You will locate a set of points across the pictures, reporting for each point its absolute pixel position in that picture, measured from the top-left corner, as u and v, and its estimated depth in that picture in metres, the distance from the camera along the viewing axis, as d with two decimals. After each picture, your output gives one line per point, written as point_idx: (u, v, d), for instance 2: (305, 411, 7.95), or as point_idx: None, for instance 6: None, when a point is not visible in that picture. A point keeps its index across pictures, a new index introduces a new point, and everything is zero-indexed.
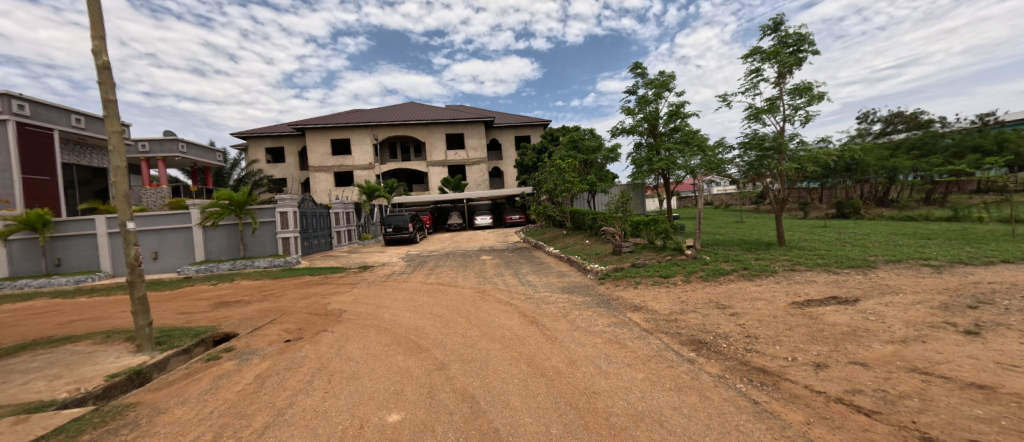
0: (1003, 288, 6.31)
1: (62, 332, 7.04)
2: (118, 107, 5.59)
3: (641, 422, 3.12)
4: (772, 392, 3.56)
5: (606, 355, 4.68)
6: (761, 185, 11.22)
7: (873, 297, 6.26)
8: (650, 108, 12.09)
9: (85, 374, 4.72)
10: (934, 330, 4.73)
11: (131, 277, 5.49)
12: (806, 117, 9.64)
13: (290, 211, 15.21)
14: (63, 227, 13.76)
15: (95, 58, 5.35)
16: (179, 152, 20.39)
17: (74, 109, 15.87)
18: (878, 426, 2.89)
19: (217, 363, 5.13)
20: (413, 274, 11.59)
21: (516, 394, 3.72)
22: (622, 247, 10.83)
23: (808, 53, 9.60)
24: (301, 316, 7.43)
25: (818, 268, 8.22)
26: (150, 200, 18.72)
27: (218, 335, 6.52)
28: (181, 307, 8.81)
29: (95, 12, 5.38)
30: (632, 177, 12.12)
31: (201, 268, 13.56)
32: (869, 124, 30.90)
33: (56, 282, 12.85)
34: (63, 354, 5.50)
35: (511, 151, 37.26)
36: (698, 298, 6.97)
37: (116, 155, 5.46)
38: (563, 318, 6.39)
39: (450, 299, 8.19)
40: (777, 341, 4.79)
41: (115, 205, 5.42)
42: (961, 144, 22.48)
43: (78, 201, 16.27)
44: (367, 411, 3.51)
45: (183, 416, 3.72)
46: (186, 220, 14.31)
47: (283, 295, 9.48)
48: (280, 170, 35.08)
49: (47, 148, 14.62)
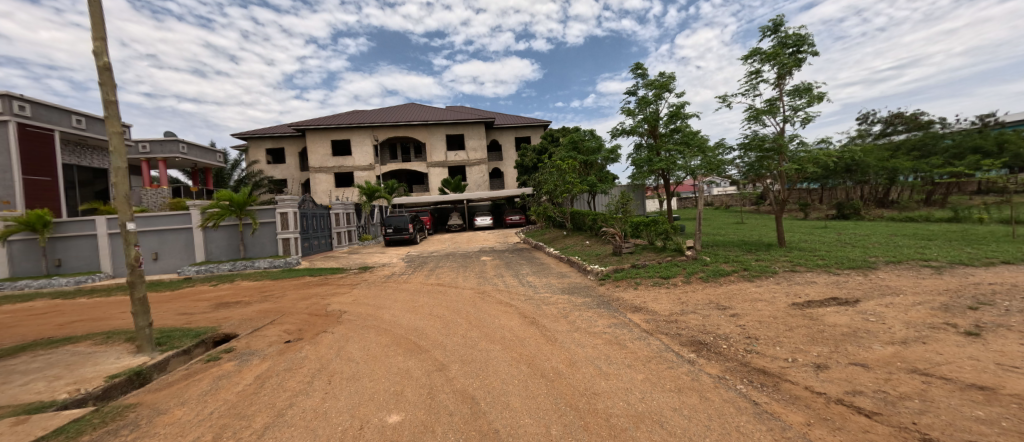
0: (1003, 289, 6.31)
1: (62, 333, 7.04)
2: (119, 108, 5.60)
3: (641, 424, 3.11)
4: (773, 393, 3.55)
5: (606, 356, 4.67)
6: (762, 186, 11.22)
7: (874, 298, 6.25)
8: (650, 109, 12.11)
9: (84, 375, 4.71)
10: (934, 331, 4.73)
11: (131, 278, 5.49)
12: (806, 118, 9.67)
13: (290, 211, 15.21)
14: (63, 228, 13.76)
15: (95, 59, 5.36)
16: (180, 153, 20.41)
17: (75, 110, 15.89)
18: (879, 427, 2.89)
19: (217, 364, 5.13)
20: (413, 275, 11.58)
21: (516, 395, 3.71)
22: (622, 248, 10.82)
23: (807, 54, 9.62)
24: (301, 317, 7.43)
25: (818, 269, 8.22)
26: (151, 201, 18.74)
27: (217, 336, 6.52)
28: (181, 308, 8.81)
29: (96, 13, 5.39)
30: (632, 178, 12.12)
31: (201, 269, 13.56)
32: (869, 125, 30.91)
33: (56, 283, 12.85)
34: (63, 355, 5.51)
35: (512, 152, 37.28)
36: (698, 299, 6.97)
37: (116, 156, 5.46)
38: (563, 319, 6.39)
39: (450, 299, 8.19)
40: (777, 342, 4.78)
41: (115, 206, 5.42)
42: (961, 145, 22.47)
43: (79, 202, 16.29)
44: (367, 412, 3.51)
45: (183, 417, 3.72)
46: (187, 221, 14.32)
47: (283, 296, 9.47)
48: (280, 171, 35.10)
49: (48, 149, 14.63)
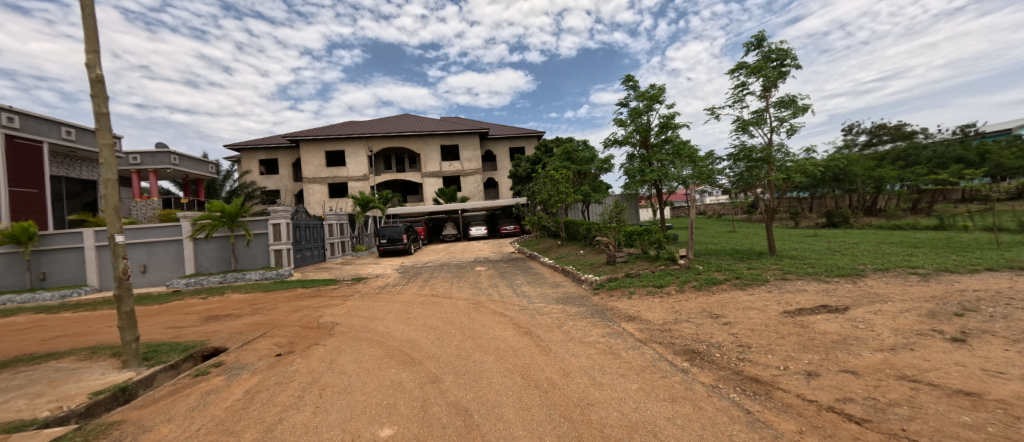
0: (988, 295, 6.42)
1: (45, 348, 6.90)
2: (111, 120, 5.57)
3: (635, 434, 3.10)
4: (766, 401, 3.57)
5: (601, 366, 4.69)
6: (753, 195, 11.34)
7: (863, 306, 6.32)
8: (642, 119, 12.20)
9: (68, 392, 4.59)
10: (922, 337, 4.80)
11: (119, 291, 5.41)
12: (791, 128, 9.89)
13: (283, 223, 15.10)
14: (49, 241, 13.53)
15: (88, 72, 5.36)
16: (172, 164, 20.23)
17: (65, 121, 15.75)
18: (869, 434, 2.92)
19: (205, 379, 5.04)
20: (407, 286, 11.47)
21: (510, 407, 3.69)
22: (616, 257, 10.87)
23: (790, 68, 9.86)
24: (292, 330, 7.31)
25: (808, 277, 8.33)
26: (140, 212, 18.58)
27: (206, 350, 6.41)
28: (170, 322, 8.66)
29: (90, 27, 5.41)
30: (625, 187, 12.22)
31: (190, 282, 13.35)
32: (854, 135, 31.55)
33: (40, 297, 12.56)
34: (45, 371, 5.38)
35: (505, 162, 37.62)
36: (692, 308, 6.99)
37: (107, 168, 5.42)
38: (557, 329, 6.36)
39: (444, 311, 8.12)
40: (769, 350, 4.81)
41: (104, 218, 5.36)
42: (944, 155, 23.07)
43: (67, 214, 16.09)
44: (359, 427, 3.46)
45: (170, 434, 3.65)
46: (177, 233, 14.14)
47: (274, 309, 9.34)
48: (273, 182, 34.98)
49: (36, 161, 14.48)
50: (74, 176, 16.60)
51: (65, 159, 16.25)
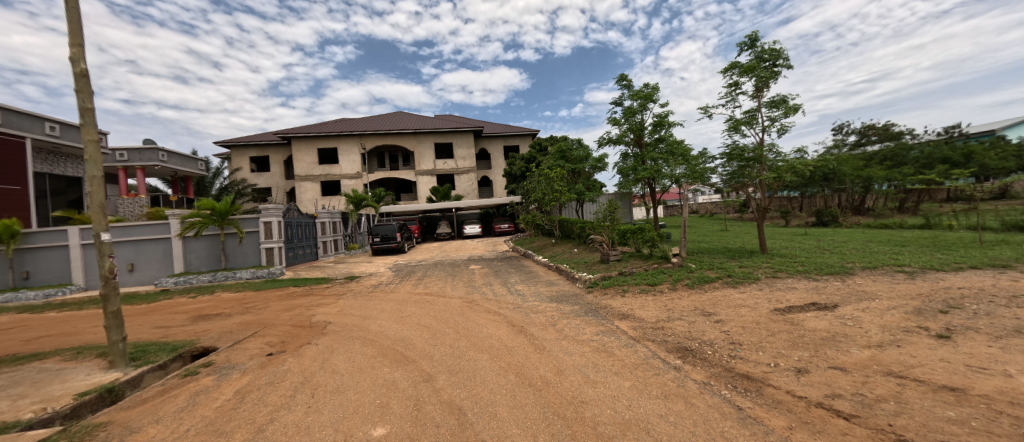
0: (971, 292, 6.56)
1: (30, 349, 6.77)
2: (96, 115, 5.45)
3: (628, 431, 3.13)
4: (757, 398, 3.62)
5: (594, 364, 4.69)
6: (744, 194, 11.45)
7: (852, 303, 6.42)
8: (636, 118, 12.26)
9: (51, 393, 4.50)
10: (909, 334, 4.90)
11: (105, 291, 5.30)
12: (782, 128, 10.00)
13: (274, 221, 14.91)
14: (32, 239, 13.24)
15: (72, 66, 5.23)
16: (160, 161, 19.90)
17: (49, 117, 15.39)
18: (857, 429, 2.97)
19: (194, 379, 4.98)
20: (401, 285, 11.41)
21: (504, 405, 3.70)
22: (610, 256, 10.94)
23: (782, 68, 9.97)
24: (284, 329, 7.26)
25: (799, 275, 8.45)
26: (128, 210, 18.29)
27: (196, 350, 6.33)
28: (158, 321, 8.53)
29: (74, 20, 5.28)
30: (619, 186, 12.29)
31: (179, 280, 13.16)
32: (844, 135, 31.97)
33: (23, 296, 12.32)
34: (29, 372, 5.27)
35: (499, 160, 37.54)
36: (685, 306, 7.04)
37: (92, 164, 5.31)
38: (551, 327, 6.38)
39: (438, 309, 8.11)
40: (759, 347, 4.87)
41: (90, 215, 5.24)
42: (930, 156, 23.48)
43: (51, 212, 15.76)
44: (352, 426, 3.45)
45: (157, 436, 3.60)
46: (165, 231, 13.91)
47: (265, 308, 9.23)
48: (264, 179, 34.55)
49: (18, 157, 14.15)
50: (58, 173, 16.29)
51: (49, 155, 15.92)
